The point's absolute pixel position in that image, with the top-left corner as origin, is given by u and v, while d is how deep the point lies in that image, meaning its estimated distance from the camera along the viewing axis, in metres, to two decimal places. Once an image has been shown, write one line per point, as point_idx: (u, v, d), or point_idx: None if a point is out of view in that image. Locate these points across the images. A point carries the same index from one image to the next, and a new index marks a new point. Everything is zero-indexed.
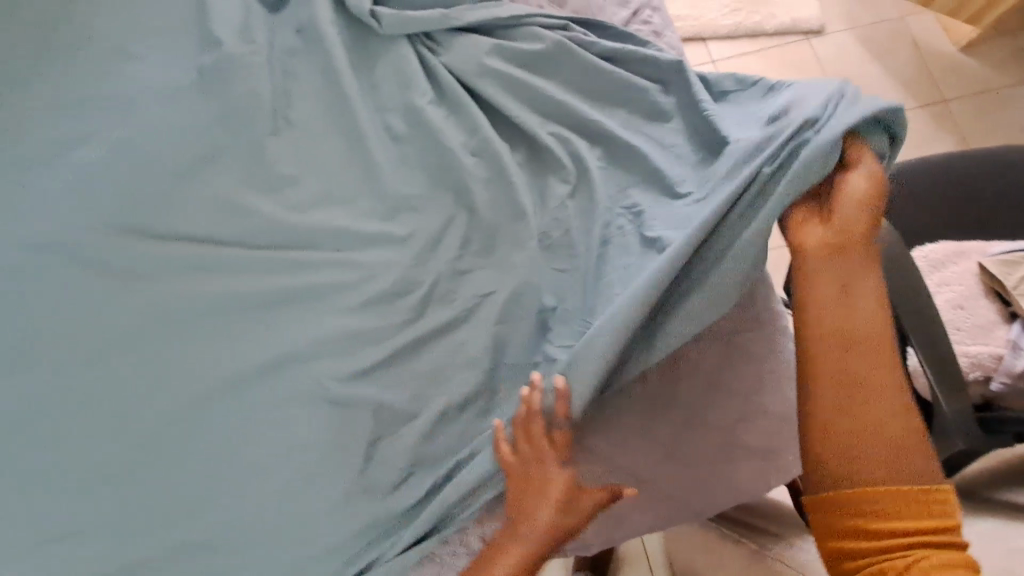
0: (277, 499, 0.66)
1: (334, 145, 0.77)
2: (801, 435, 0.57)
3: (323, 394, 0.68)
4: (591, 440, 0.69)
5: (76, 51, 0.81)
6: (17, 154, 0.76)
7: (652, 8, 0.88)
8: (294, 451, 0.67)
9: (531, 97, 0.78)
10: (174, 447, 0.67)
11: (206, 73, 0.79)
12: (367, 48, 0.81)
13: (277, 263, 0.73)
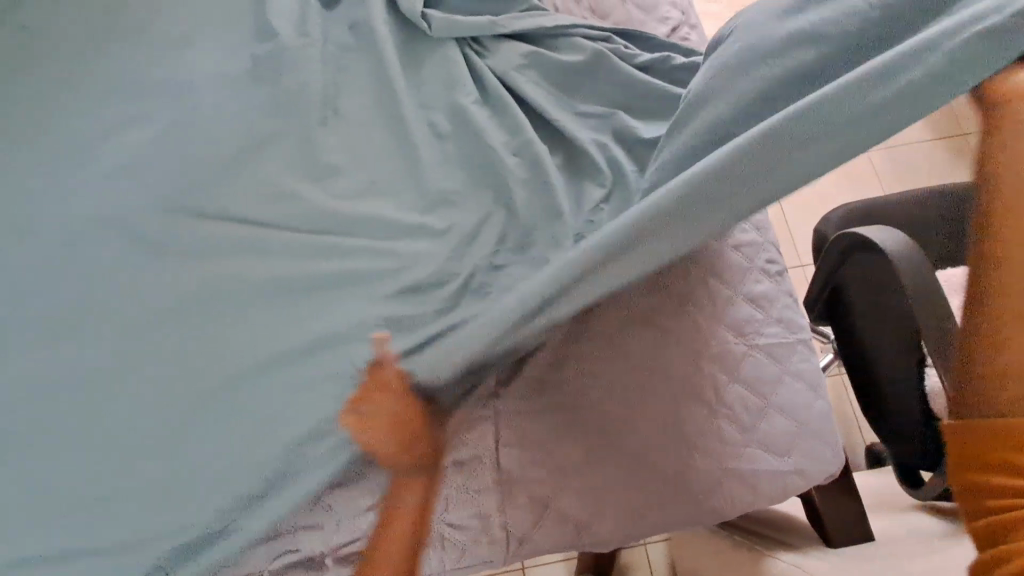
0: (306, 476, 0.68)
1: (381, 140, 0.81)
2: (970, 357, 0.53)
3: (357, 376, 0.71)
4: (612, 434, 0.69)
5: (137, 33, 0.84)
6: (75, 129, 0.79)
7: (691, 25, 0.90)
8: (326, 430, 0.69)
9: (571, 105, 0.82)
10: (211, 418, 0.69)
11: (261, 63, 0.82)
12: (415, 48, 0.85)
13: (318, 248, 0.75)
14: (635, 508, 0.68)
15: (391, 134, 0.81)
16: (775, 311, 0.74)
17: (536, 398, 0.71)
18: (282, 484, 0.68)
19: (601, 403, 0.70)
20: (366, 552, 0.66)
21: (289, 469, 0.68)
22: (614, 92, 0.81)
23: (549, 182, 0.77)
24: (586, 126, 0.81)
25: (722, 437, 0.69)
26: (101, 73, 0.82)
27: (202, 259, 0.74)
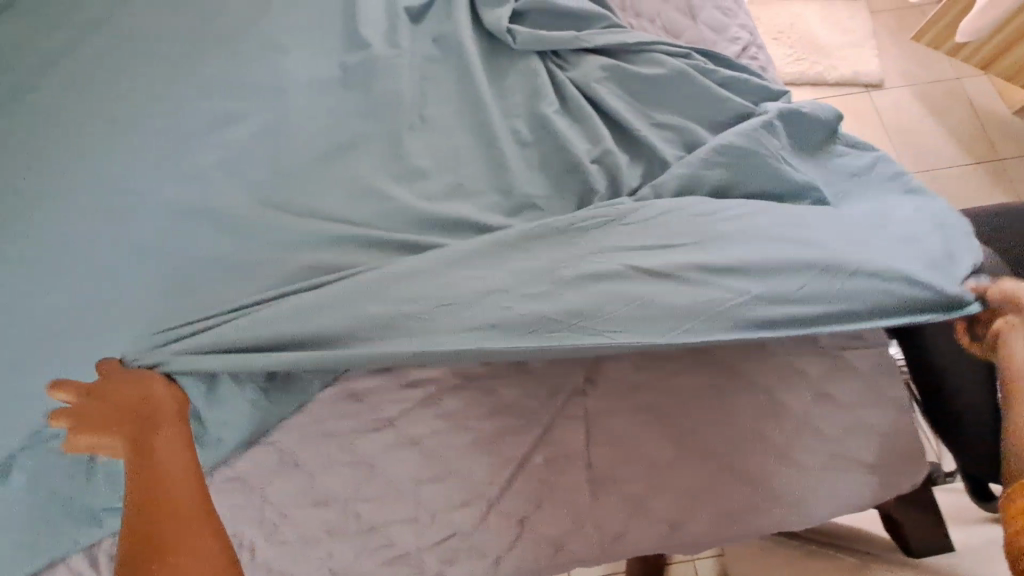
0: (399, 471, 0.68)
1: (467, 147, 0.83)
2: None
3: (448, 371, 0.72)
4: (706, 437, 0.69)
5: (230, 40, 0.88)
6: (172, 129, 0.81)
7: (758, 46, 0.93)
8: (419, 425, 0.70)
9: (650, 118, 0.84)
10: (305, 412, 0.70)
11: (352, 71, 0.85)
12: (499, 61, 0.88)
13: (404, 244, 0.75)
14: (732, 508, 0.68)
15: (477, 140, 0.83)
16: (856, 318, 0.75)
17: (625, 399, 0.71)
18: (374, 479, 0.68)
19: (689, 405, 0.71)
20: (460, 549, 0.66)
21: (382, 464, 0.68)
22: (691, 108, 0.85)
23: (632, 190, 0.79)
24: (665, 139, 0.83)
25: (814, 441, 0.70)
26: (197, 76, 0.85)
27: (292, 253, 0.75)
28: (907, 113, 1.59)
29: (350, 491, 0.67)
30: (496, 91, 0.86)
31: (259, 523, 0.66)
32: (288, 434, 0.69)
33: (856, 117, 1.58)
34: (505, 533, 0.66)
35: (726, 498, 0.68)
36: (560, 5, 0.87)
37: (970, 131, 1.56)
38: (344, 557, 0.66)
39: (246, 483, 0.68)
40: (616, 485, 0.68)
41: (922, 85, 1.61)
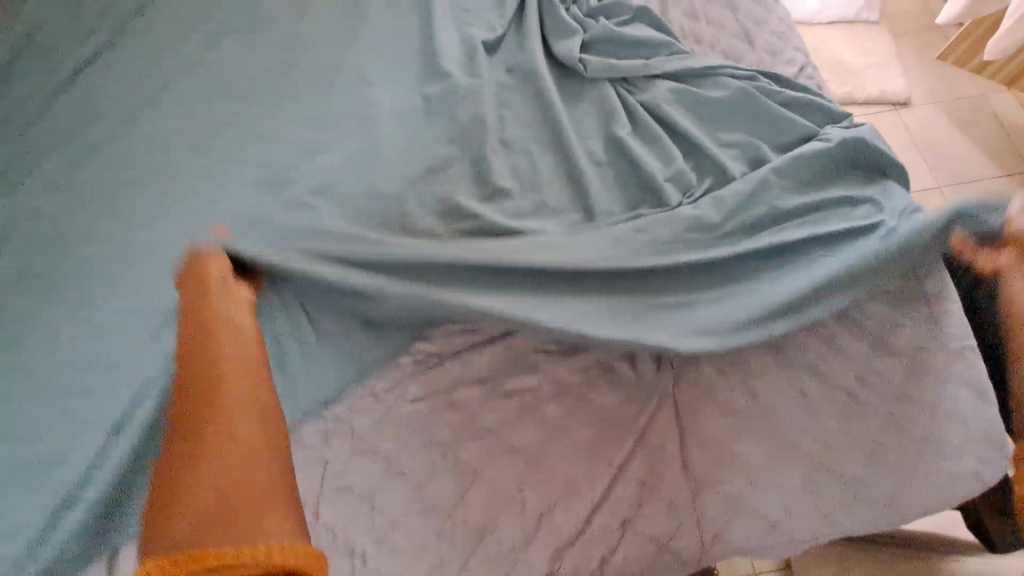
0: (503, 477, 0.71)
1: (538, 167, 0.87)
2: None
3: (544, 381, 0.75)
4: (796, 439, 0.72)
5: (318, 74, 0.93)
6: (269, 156, 0.86)
7: (815, 67, 0.98)
8: (520, 432, 0.72)
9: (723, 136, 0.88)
10: (411, 421, 0.74)
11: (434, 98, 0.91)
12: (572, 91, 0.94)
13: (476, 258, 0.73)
14: (827, 506, 0.70)
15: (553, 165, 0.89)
16: (933, 320, 0.77)
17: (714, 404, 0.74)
18: (480, 484, 0.70)
19: (778, 402, 0.73)
20: (566, 550, 0.68)
21: (486, 469, 0.71)
22: (758, 126, 0.89)
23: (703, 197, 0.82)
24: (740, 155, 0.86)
25: (905, 439, 0.72)
26: (291, 108, 0.90)
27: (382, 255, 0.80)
28: (937, 129, 1.64)
29: (457, 498, 0.70)
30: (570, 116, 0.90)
31: (372, 530, 0.69)
32: (396, 443, 0.72)
33: (886, 133, 1.63)
34: (609, 533, 0.69)
35: (817, 495, 0.70)
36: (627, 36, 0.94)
37: (1001, 144, 1.61)
38: (454, 563, 0.67)
39: (358, 491, 0.70)
40: (711, 487, 0.70)
41: (949, 102, 1.67)
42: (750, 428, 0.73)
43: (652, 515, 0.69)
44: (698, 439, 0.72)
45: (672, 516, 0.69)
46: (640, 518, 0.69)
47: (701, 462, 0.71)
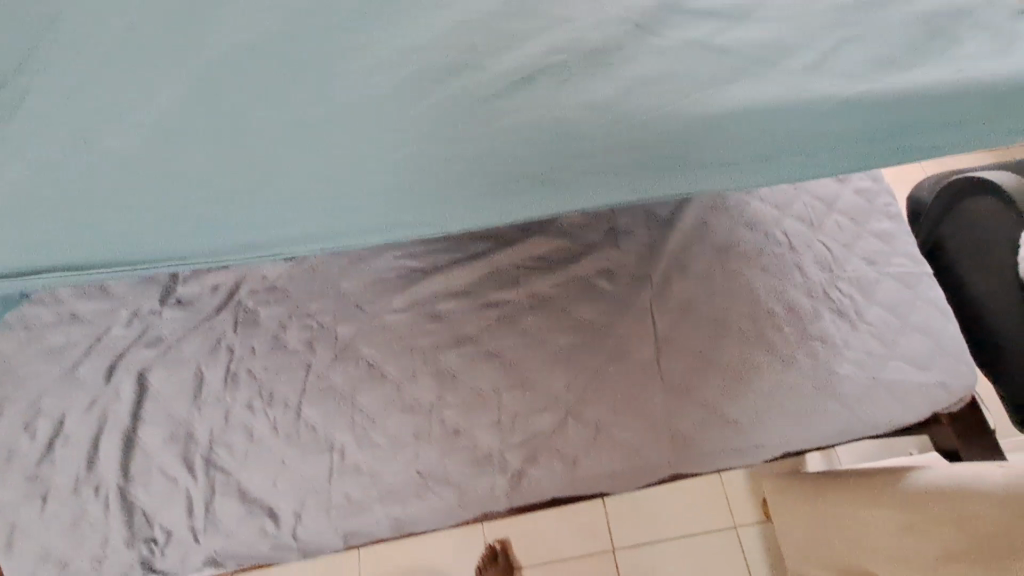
0: (481, 379, 0.72)
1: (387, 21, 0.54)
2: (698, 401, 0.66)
3: (524, 293, 0.77)
4: (764, 349, 0.74)
5: None
6: None
7: None
8: (499, 339, 0.74)
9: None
10: (392, 329, 0.75)
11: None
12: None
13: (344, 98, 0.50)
14: (791, 413, 0.72)
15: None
16: (901, 244, 0.79)
17: (689, 317, 0.75)
18: (459, 388, 0.72)
19: (753, 317, 0.75)
20: (542, 450, 0.70)
21: (465, 375, 0.72)
22: None
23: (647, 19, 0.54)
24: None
25: (866, 351, 0.73)
26: None
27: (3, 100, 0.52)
28: None
29: (435, 400, 0.71)
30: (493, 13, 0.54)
31: (353, 429, 0.70)
32: (377, 349, 0.74)
33: None
34: (584, 436, 0.71)
35: (777, 402, 0.72)
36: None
37: None
38: (432, 460, 0.69)
39: (340, 393, 0.72)
40: (680, 393, 0.72)
41: None
42: (720, 338, 0.74)
43: (624, 416, 0.71)
44: (671, 348, 0.74)
45: (644, 418, 0.71)
46: (612, 421, 0.71)
47: (674, 368, 0.73)
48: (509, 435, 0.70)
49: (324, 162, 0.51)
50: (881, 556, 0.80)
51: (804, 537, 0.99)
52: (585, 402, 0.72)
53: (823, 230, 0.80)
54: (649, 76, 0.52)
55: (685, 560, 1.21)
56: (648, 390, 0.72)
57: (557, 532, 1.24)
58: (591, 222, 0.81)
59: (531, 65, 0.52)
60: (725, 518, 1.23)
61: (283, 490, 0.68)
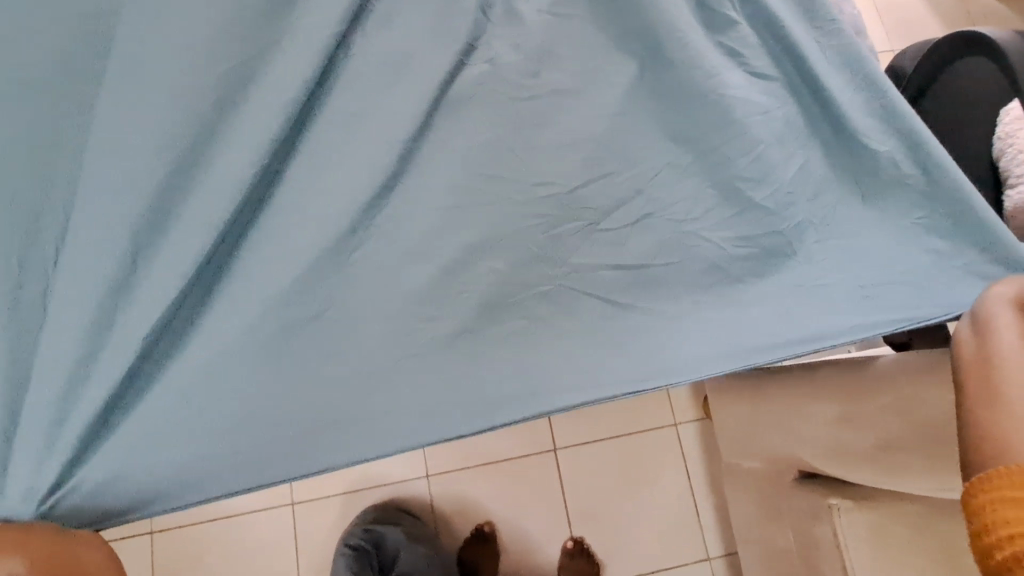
0: (389, 305, 0.64)
1: (465, 207, 0.66)
2: (988, 485, 0.48)
3: (440, 202, 0.66)
4: (698, 255, 0.68)
5: None
6: None
7: None
8: (411, 257, 0.65)
9: (834, 123, 0.71)
10: (268, 246, 0.63)
11: (380, 53, 0.66)
12: (601, 156, 0.69)
13: (271, 261, 0.63)
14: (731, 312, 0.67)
15: (468, 132, 0.67)
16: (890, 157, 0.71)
17: (625, 231, 0.68)
18: (359, 307, 0.64)
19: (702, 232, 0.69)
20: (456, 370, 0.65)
21: (365, 293, 0.64)
22: None
23: (645, 223, 0.68)
24: (755, 271, 0.69)
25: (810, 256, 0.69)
26: None
27: (85, 205, 0.59)
28: None
29: (335, 327, 0.64)
30: (538, 227, 0.67)
31: (241, 369, 0.62)
32: (258, 268, 0.63)
33: None
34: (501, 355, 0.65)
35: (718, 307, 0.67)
36: (678, 189, 0.69)
37: (947, 6, 1.54)
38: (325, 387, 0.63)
39: (219, 325, 0.62)
40: (618, 302, 0.67)
41: None
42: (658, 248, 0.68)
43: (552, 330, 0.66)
44: (600, 264, 0.67)
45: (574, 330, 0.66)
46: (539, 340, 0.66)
47: (608, 281, 0.67)
48: (420, 353, 0.64)
49: (385, 344, 0.64)
50: (822, 447, 0.79)
51: (734, 435, 1.01)
52: (504, 324, 0.66)
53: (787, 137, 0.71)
54: (587, 288, 0.67)
55: (625, 460, 1.21)
56: (581, 307, 0.67)
57: (500, 438, 1.21)
58: (513, 116, 0.68)
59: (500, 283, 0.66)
60: (666, 415, 1.23)
61: (189, 385, 0.61)
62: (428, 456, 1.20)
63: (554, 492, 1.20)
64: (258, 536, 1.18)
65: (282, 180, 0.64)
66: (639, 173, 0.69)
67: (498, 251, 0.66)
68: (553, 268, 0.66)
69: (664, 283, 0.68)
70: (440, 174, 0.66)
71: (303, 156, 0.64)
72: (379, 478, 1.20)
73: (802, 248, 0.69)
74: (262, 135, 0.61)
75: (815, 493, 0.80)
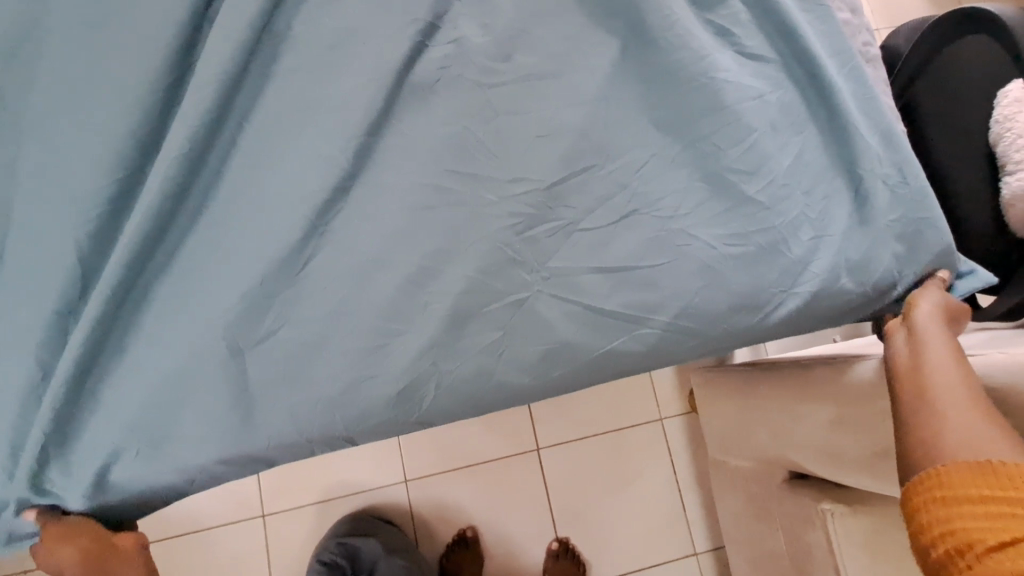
0: (347, 319, 0.58)
1: (432, 207, 0.60)
2: (929, 490, 0.49)
3: (402, 201, 0.59)
4: (689, 256, 0.62)
5: None
6: None
7: None
8: (370, 265, 0.58)
9: (830, 106, 0.66)
10: (211, 257, 0.57)
11: (326, 35, 0.58)
12: (580, 148, 0.63)
13: (216, 275, 0.56)
14: (719, 316, 0.63)
15: (431, 122, 0.60)
16: (882, 150, 0.67)
17: (606, 230, 0.62)
18: (313, 323, 0.57)
19: (693, 233, 0.63)
20: (422, 389, 0.59)
21: (319, 307, 0.58)
22: None
23: (629, 223, 0.63)
24: (746, 271, 0.63)
25: (804, 253, 0.64)
26: None
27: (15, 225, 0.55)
28: None
29: (288, 347, 0.57)
30: (512, 228, 0.61)
31: (185, 396, 0.56)
32: (201, 283, 0.57)
33: None
34: (473, 371, 0.60)
35: (712, 313, 0.63)
36: (666, 183, 0.63)
37: None
38: (278, 411, 0.57)
39: (159, 347, 0.56)
40: (604, 310, 0.61)
41: None
42: (644, 248, 0.62)
43: (528, 342, 0.61)
44: (582, 266, 0.61)
45: (553, 341, 0.61)
46: (515, 353, 0.61)
47: (590, 287, 0.61)
48: (383, 371, 0.58)
49: (346, 363, 0.58)
50: (817, 451, 0.76)
51: (723, 435, 0.98)
52: (476, 336, 0.60)
53: (779, 126, 0.65)
54: (565, 294, 0.61)
55: (609, 457, 1.18)
56: (561, 317, 0.61)
57: (479, 439, 1.16)
58: (480, 105, 0.61)
59: (470, 292, 0.60)
60: (651, 410, 1.20)
61: (129, 412, 0.55)
62: (405, 460, 1.15)
63: (536, 492, 1.16)
64: (227, 552, 1.12)
65: (222, 180, 0.57)
66: (624, 166, 0.63)
67: (469, 257, 0.60)
68: (530, 271, 0.61)
69: (654, 288, 0.62)
70: (403, 170, 0.60)
71: (245, 152, 0.57)
72: (353, 485, 1.15)
73: (798, 244, 0.64)
74: (200, 134, 0.56)
75: (807, 497, 0.78)
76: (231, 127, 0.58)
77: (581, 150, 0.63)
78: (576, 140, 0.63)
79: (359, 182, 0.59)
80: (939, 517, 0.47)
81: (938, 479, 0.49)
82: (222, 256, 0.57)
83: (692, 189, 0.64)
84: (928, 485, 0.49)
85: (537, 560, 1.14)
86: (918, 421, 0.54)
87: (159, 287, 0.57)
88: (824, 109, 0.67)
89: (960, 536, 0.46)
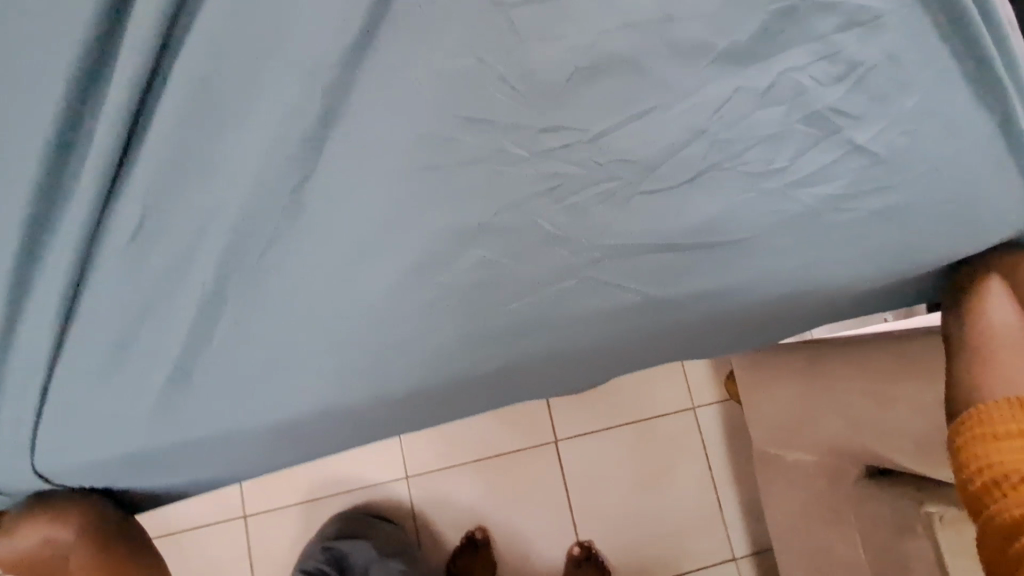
0: (342, 316, 0.45)
1: (443, 164, 0.45)
2: (963, 436, 0.46)
3: (404, 158, 0.44)
4: (780, 225, 0.48)
5: None
6: None
7: None
8: (367, 248, 0.44)
9: (975, 24, 0.49)
10: (156, 241, 0.43)
11: None
12: (640, 82, 0.46)
13: (166, 265, 0.43)
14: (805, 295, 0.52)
15: (437, 47, 0.44)
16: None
17: (678, 194, 0.47)
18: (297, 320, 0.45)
19: (789, 197, 0.48)
20: (442, 390, 0.49)
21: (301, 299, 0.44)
22: None
23: (706, 183, 0.47)
24: (845, 243, 0.50)
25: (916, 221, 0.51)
26: None
27: None
28: None
29: (268, 351, 0.45)
30: (552, 194, 0.46)
31: (143, 416, 0.45)
32: (146, 276, 0.43)
33: None
34: (503, 366, 0.49)
35: (799, 291, 0.51)
36: (755, 127, 0.47)
37: None
38: (265, 422, 0.47)
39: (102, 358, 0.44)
40: (669, 293, 0.49)
41: None
42: (723, 218, 0.48)
43: (573, 333, 0.49)
44: (645, 240, 0.47)
45: (603, 329, 0.49)
46: (559, 344, 0.49)
47: (656, 266, 0.48)
48: (394, 376, 0.47)
49: (341, 369, 0.46)
50: (915, 446, 0.63)
51: (774, 423, 0.86)
52: (507, 329, 0.47)
53: (903, 51, 0.49)
54: (623, 272, 0.47)
55: (636, 449, 1.06)
56: (615, 302, 0.48)
57: (492, 429, 1.04)
58: (505, 23, 0.44)
59: (499, 280, 0.46)
60: (682, 397, 1.07)
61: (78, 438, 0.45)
62: (410, 454, 1.03)
63: (558, 488, 1.04)
64: (207, 559, 1.00)
65: (158, 132, 0.42)
66: (698, 107, 0.47)
67: (499, 232, 0.46)
68: (579, 250, 0.46)
69: (735, 266, 0.49)
70: (401, 114, 0.44)
71: (189, 91, 0.41)
72: (347, 481, 1.03)
73: (921, 211, 0.50)
74: (128, 71, 0.40)
75: (902, 496, 0.66)
76: (162, 61, 0.42)
77: (641, 83, 0.46)
78: (635, 72, 0.46)
79: (343, 135, 0.43)
80: (970, 458, 0.45)
81: (972, 425, 0.46)
82: (171, 240, 0.43)
83: (790, 137, 0.48)
84: (963, 432, 0.46)
85: (555, 562, 1.04)
86: (961, 390, 0.49)
87: (92, 277, 0.43)
88: (962, 28, 0.49)
89: (996, 468, 0.43)
